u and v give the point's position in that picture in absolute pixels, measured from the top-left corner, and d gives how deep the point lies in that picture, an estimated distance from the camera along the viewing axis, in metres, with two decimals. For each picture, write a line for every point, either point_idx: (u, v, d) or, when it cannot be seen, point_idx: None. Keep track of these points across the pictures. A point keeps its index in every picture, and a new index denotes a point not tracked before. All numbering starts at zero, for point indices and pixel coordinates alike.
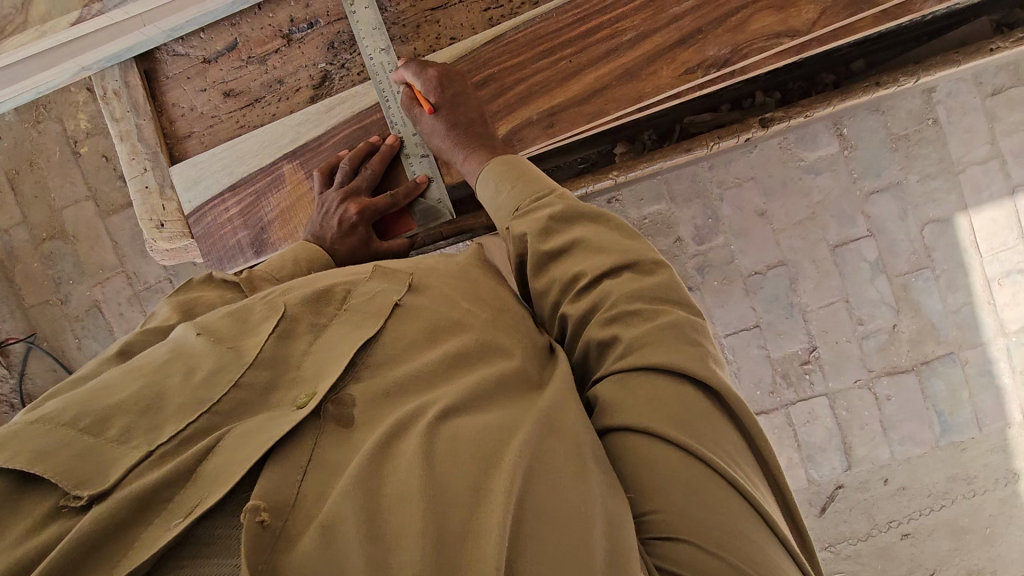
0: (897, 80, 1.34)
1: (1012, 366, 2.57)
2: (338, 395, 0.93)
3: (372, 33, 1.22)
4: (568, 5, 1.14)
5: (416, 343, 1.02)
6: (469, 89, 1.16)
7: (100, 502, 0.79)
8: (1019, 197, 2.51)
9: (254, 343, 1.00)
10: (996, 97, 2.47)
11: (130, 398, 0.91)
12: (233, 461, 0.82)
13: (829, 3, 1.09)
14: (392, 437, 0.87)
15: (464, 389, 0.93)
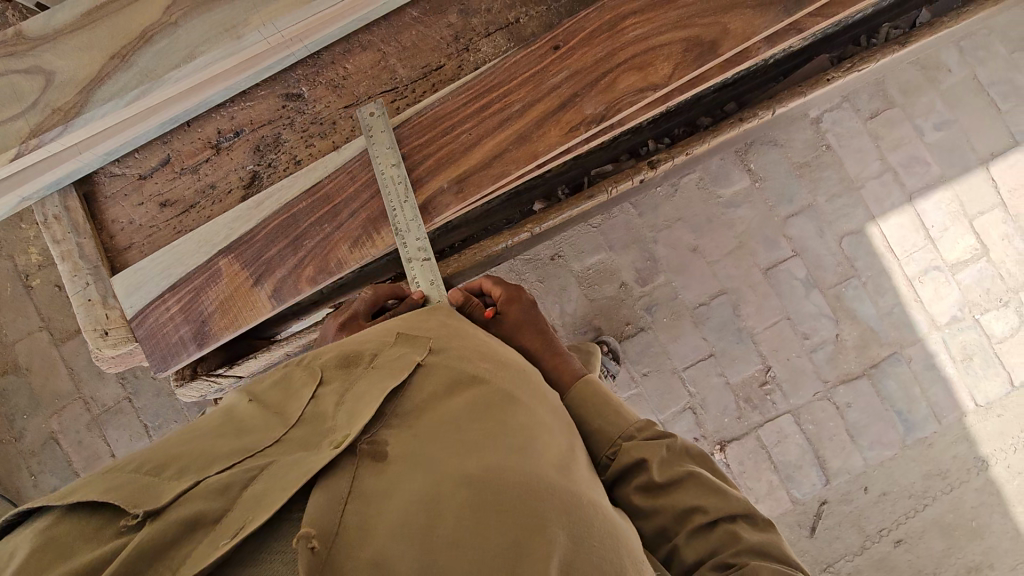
0: (756, 114, 1.50)
1: (952, 357, 2.72)
2: (373, 436, 1.00)
3: (381, 133, 1.29)
4: (462, 88, 1.30)
5: (440, 386, 1.09)
6: (385, 169, 1.29)
7: (155, 520, 0.80)
8: (917, 203, 2.76)
9: (297, 406, 1.07)
10: (875, 119, 2.77)
11: (189, 448, 0.94)
12: (279, 486, 0.86)
13: (680, 58, 1.28)
14: (431, 473, 0.93)
15: (493, 430, 1.02)
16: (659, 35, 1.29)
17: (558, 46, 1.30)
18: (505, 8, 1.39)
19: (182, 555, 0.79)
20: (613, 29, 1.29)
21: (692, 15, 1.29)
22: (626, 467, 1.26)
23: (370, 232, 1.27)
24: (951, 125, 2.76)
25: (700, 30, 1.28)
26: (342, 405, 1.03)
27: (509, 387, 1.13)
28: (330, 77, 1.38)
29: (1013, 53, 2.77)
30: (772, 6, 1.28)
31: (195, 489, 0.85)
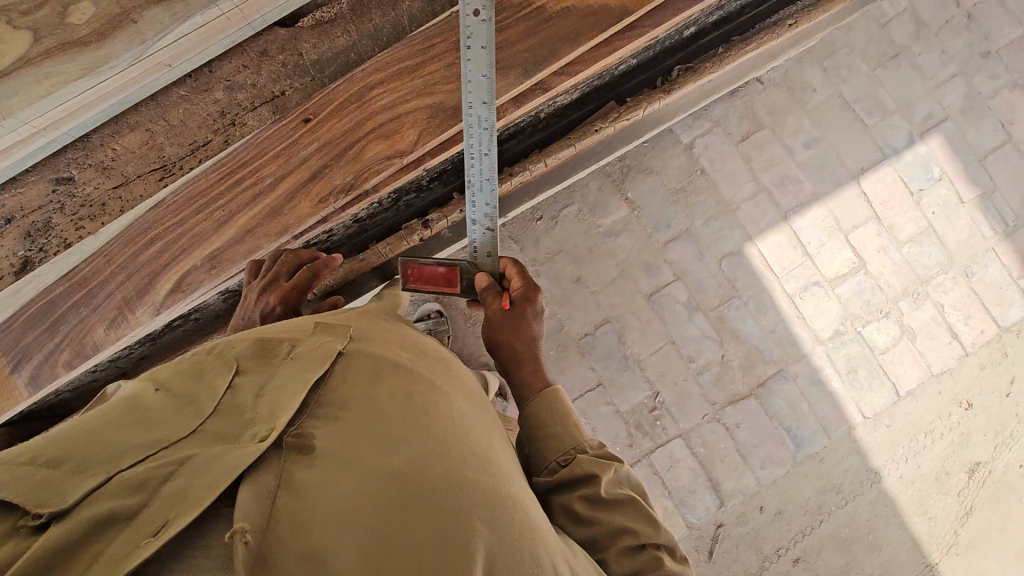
0: (527, 166, 1.57)
1: (837, 370, 2.75)
2: (298, 429, 0.93)
3: (481, 81, 1.20)
4: (216, 166, 1.32)
5: (362, 377, 1.03)
6: (138, 249, 1.30)
7: (62, 521, 0.73)
8: (793, 220, 2.81)
9: (211, 395, 1.00)
10: (746, 142, 2.82)
11: (93, 439, 0.86)
12: (202, 481, 0.80)
13: (423, 125, 1.32)
14: (355, 467, 0.88)
15: (421, 418, 0.98)
16: (405, 101, 1.32)
17: (308, 118, 1.32)
18: (270, 82, 1.43)
19: (91, 553, 0.71)
20: (361, 100, 1.32)
21: (435, 82, 1.32)
22: (569, 477, 1.19)
23: (125, 314, 1.29)
24: (820, 143, 2.81)
25: (444, 96, 1.32)
26: (262, 396, 0.97)
27: (431, 377, 1.10)
28: (99, 159, 1.41)
29: (875, 69, 2.83)
30: (512, 69, 1.32)
31: (106, 487, 0.78)
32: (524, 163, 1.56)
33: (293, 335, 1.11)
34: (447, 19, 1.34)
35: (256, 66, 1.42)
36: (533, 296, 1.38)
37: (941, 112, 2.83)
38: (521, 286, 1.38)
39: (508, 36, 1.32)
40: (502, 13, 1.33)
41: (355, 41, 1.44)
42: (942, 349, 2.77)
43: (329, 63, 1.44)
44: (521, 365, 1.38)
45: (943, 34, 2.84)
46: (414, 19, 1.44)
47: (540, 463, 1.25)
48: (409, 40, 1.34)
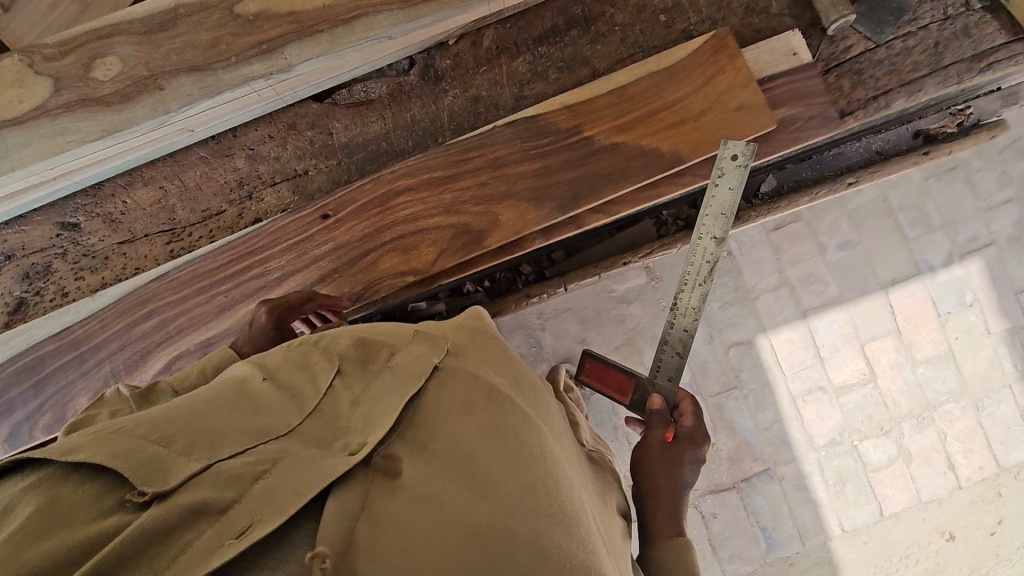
0: (546, 288, 1.57)
1: (824, 479, 2.71)
2: (388, 446, 0.76)
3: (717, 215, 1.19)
4: (224, 247, 1.28)
5: (462, 384, 0.86)
6: (133, 321, 1.27)
7: (161, 503, 0.62)
8: (811, 320, 2.72)
9: (314, 389, 0.83)
10: (780, 232, 2.72)
11: (197, 416, 0.74)
12: (296, 491, 0.65)
13: (445, 244, 1.25)
14: (440, 507, 0.71)
15: (521, 452, 0.80)
16: (429, 213, 1.26)
17: (327, 214, 1.27)
18: (294, 159, 1.35)
19: (175, 549, 0.60)
20: (385, 204, 1.26)
21: (463, 200, 1.26)
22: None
23: (110, 386, 1.25)
24: (854, 246, 2.71)
25: (471, 216, 1.25)
26: (360, 404, 0.80)
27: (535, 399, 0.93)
28: (108, 211, 1.35)
29: (927, 180, 2.70)
30: (547, 200, 1.25)
31: (206, 475, 0.66)
32: (543, 287, 1.57)
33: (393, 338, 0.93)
34: (486, 133, 1.27)
35: (283, 138, 1.35)
36: (703, 443, 1.13)
37: (986, 236, 2.71)
38: (693, 425, 1.14)
39: (549, 163, 1.25)
40: (546, 137, 1.26)
41: (389, 129, 1.36)
42: (935, 478, 2.71)
43: (359, 147, 1.36)
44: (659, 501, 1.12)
45: (1006, 154, 2.70)
46: (455, 115, 1.36)
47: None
48: (445, 147, 1.28)
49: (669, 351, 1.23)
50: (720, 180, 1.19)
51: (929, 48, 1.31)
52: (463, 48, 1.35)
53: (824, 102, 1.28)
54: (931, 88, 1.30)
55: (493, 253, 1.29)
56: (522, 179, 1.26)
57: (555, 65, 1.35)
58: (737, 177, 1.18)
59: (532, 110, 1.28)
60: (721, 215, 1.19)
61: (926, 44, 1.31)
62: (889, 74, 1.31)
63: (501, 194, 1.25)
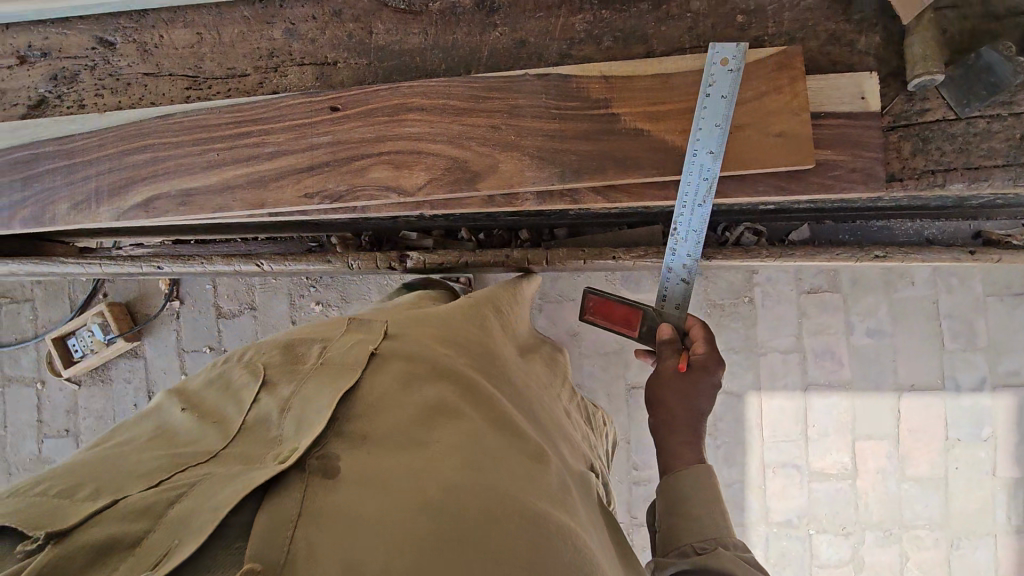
0: (529, 256, 1.47)
1: (765, 556, 2.60)
2: (324, 447, 0.77)
3: (711, 124, 1.16)
4: (231, 107, 1.28)
5: (395, 384, 0.89)
6: (129, 149, 1.30)
7: (60, 543, 0.61)
8: (811, 395, 2.58)
9: (238, 410, 0.86)
10: (811, 296, 2.57)
11: (107, 464, 0.75)
12: (207, 506, 0.66)
13: (436, 174, 1.22)
14: (386, 491, 0.72)
15: (464, 444, 0.84)
16: (433, 137, 1.22)
17: (335, 107, 1.25)
18: (328, 46, 1.35)
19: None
20: (394, 115, 1.24)
21: (470, 135, 1.22)
22: (701, 565, 1.07)
23: (91, 203, 1.31)
24: (884, 337, 2.53)
25: (471, 154, 1.21)
26: (288, 411, 0.82)
27: (481, 393, 0.97)
28: (144, 40, 1.38)
29: (987, 296, 2.49)
30: (550, 163, 1.20)
31: (111, 509, 0.65)
32: (526, 252, 1.47)
33: (328, 343, 0.99)
34: (516, 78, 1.22)
35: (324, 23, 1.34)
36: (713, 368, 1.30)
37: None
38: (707, 351, 1.31)
39: (565, 127, 1.20)
40: (572, 100, 1.20)
41: (427, 46, 1.33)
42: None
43: (393, 55, 1.34)
44: (673, 431, 1.27)
45: None
46: (495, 52, 1.31)
47: (671, 542, 1.17)
48: (471, 78, 1.23)
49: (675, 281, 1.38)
50: (710, 88, 1.17)
51: (1014, 139, 1.17)
52: None
53: (875, 158, 1.17)
54: (998, 181, 1.18)
55: (481, 199, 1.24)
56: (534, 134, 1.20)
57: (611, 33, 1.29)
58: (728, 83, 1.16)
59: (569, 69, 1.22)
60: (713, 127, 1.15)
61: (1011, 134, 1.17)
62: (957, 153, 1.19)
63: (509, 142, 1.20)
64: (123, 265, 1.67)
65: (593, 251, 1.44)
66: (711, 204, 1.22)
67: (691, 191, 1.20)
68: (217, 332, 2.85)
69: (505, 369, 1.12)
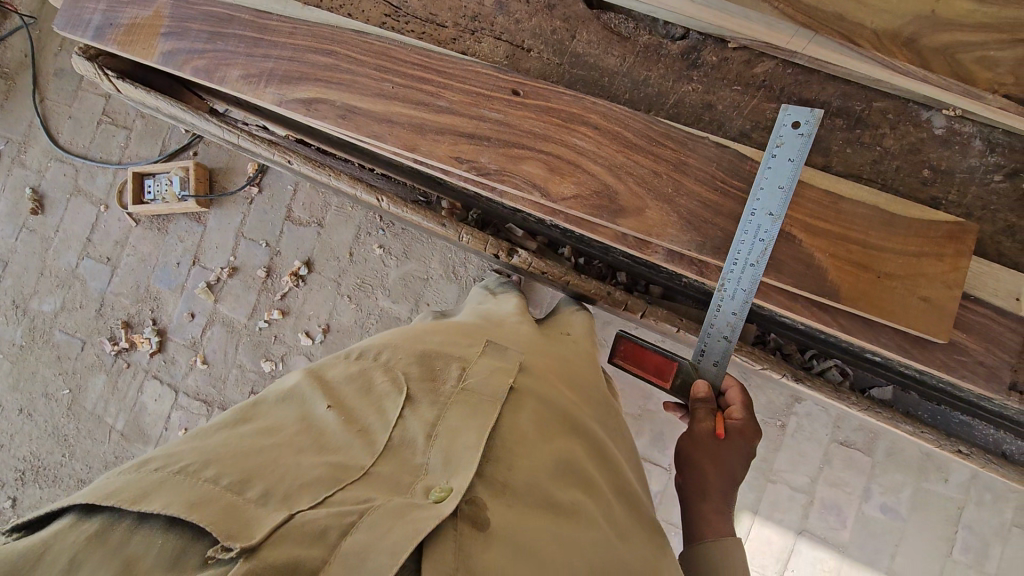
0: (626, 300, 1.46)
1: None
2: (472, 493, 0.74)
3: (776, 185, 1.16)
4: (421, 51, 1.31)
5: (534, 434, 0.88)
6: (315, 48, 1.34)
7: (249, 559, 0.59)
8: (801, 542, 2.51)
9: (385, 422, 0.83)
10: (841, 448, 2.51)
11: (265, 458, 0.73)
12: (386, 544, 0.61)
13: (582, 191, 1.22)
14: (541, 562, 0.71)
15: (593, 523, 0.84)
16: (596, 158, 1.23)
17: (517, 92, 1.27)
18: (529, 33, 1.37)
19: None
20: (567, 122, 1.24)
21: (632, 171, 1.22)
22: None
23: (259, 81, 1.35)
24: (896, 518, 2.45)
25: (624, 187, 1.22)
26: (438, 439, 0.80)
27: (605, 461, 0.98)
28: None
29: (1014, 525, 2.39)
30: (694, 229, 1.19)
31: (291, 528, 0.62)
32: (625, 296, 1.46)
33: (466, 361, 0.98)
34: (695, 138, 1.22)
35: (535, 11, 1.37)
36: (750, 436, 1.24)
37: None
38: (742, 415, 1.25)
39: (725, 203, 1.19)
40: (740, 181, 1.20)
41: (620, 71, 1.34)
42: None
43: (584, 66, 1.35)
44: (703, 498, 1.20)
45: None
46: (680, 104, 1.31)
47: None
48: (652, 119, 1.24)
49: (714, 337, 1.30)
50: (778, 151, 1.17)
51: None
52: (736, 57, 1.30)
53: (1005, 360, 1.14)
54: None
55: (614, 234, 1.25)
56: (692, 198, 1.20)
57: None
58: (799, 147, 1.15)
59: (747, 151, 1.22)
60: (777, 189, 1.15)
61: None
62: None
63: (665, 194, 1.21)
64: (258, 146, 1.70)
65: (689, 322, 1.41)
66: (765, 265, 1.16)
67: (745, 250, 1.17)
68: (279, 233, 2.91)
69: (619, 440, 1.12)
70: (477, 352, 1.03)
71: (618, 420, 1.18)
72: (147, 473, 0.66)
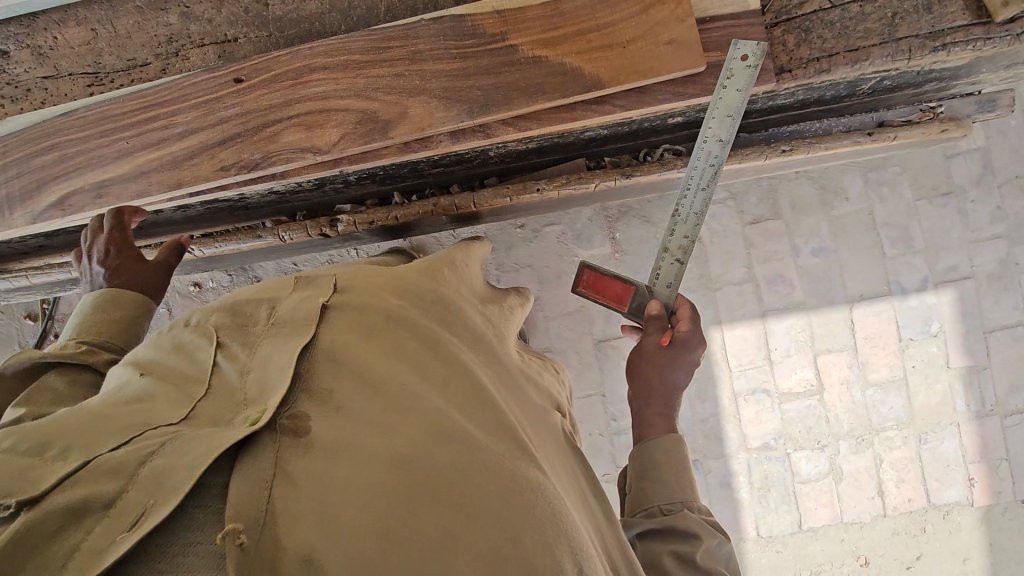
0: (456, 201, 1.51)
1: (750, 482, 2.68)
2: (292, 408, 0.90)
3: (725, 117, 1.27)
4: (134, 96, 1.28)
5: (356, 344, 1.02)
6: (36, 150, 1.29)
7: (31, 509, 0.70)
8: (769, 321, 2.67)
9: (202, 376, 0.98)
10: (755, 226, 2.65)
11: (72, 424, 0.85)
12: (185, 464, 0.77)
13: (347, 129, 1.24)
14: (353, 447, 0.87)
15: (418, 391, 0.98)
16: (340, 91, 1.24)
17: (239, 78, 1.25)
18: (226, 24, 1.35)
19: (66, 547, 0.69)
20: (297, 78, 1.25)
21: (377, 86, 1.24)
22: (670, 527, 1.27)
23: (5, 209, 1.29)
24: (830, 254, 2.64)
25: (379, 103, 1.23)
26: (251, 373, 0.95)
27: (441, 335, 1.11)
28: (38, 43, 1.36)
29: (918, 200, 2.61)
30: (456, 102, 1.23)
31: (86, 470, 0.75)
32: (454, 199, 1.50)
33: (275, 298, 1.12)
34: (411, 25, 1.24)
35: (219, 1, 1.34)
36: (693, 347, 1.46)
37: (967, 268, 2.61)
38: (690, 329, 1.46)
39: (468, 65, 1.23)
40: (471, 39, 1.23)
41: (324, 11, 1.34)
42: (863, 502, 2.65)
43: (292, 24, 1.35)
44: (649, 404, 1.44)
45: (1006, 189, 2.59)
46: (392, 7, 1.33)
47: (639, 503, 1.34)
48: (368, 31, 1.25)
49: (667, 261, 1.55)
50: (728, 82, 1.22)
51: (886, 18, 1.24)
52: None
53: (762, 53, 1.24)
54: (878, 59, 1.25)
55: (397, 149, 1.28)
56: (439, 78, 1.23)
57: None
58: (748, 79, 1.21)
59: (462, 9, 1.25)
60: (727, 117, 1.26)
61: (882, 14, 1.24)
62: (837, 38, 1.25)
63: (416, 87, 1.23)
64: (50, 271, 1.66)
65: (518, 187, 1.49)
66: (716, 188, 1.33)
67: (697, 176, 1.34)
68: None
69: (462, 303, 1.25)
70: (295, 289, 1.16)
71: (451, 278, 1.35)
72: None
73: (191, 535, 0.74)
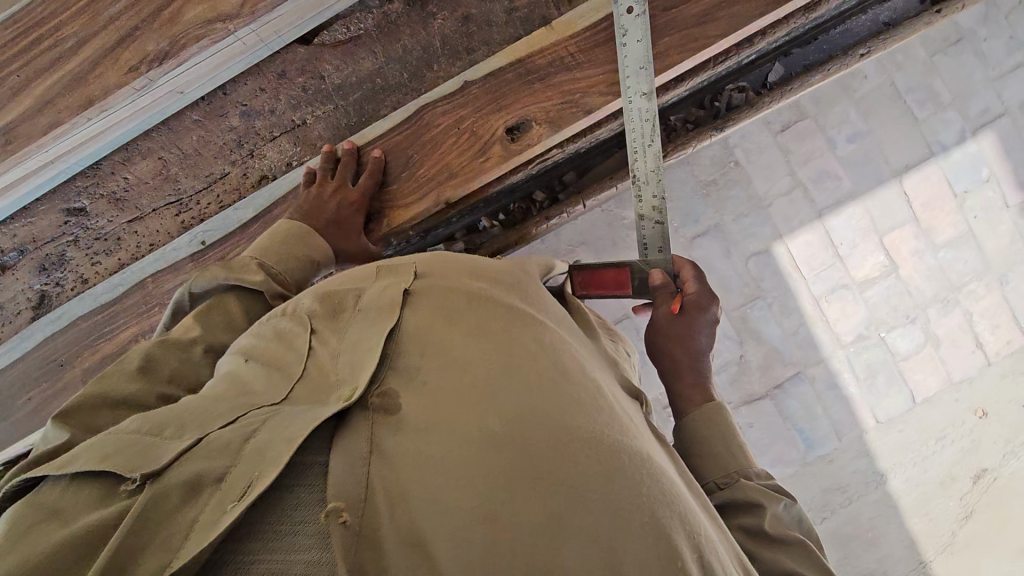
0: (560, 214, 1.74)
1: (856, 376, 2.74)
2: (381, 387, 0.98)
3: (638, 70, 1.42)
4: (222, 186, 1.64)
5: (446, 334, 1.05)
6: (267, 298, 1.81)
7: (155, 481, 0.83)
8: (828, 219, 2.69)
9: (300, 363, 1.07)
10: (785, 133, 2.65)
11: (192, 410, 0.95)
12: (282, 437, 0.87)
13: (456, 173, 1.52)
14: (454, 428, 0.91)
15: (509, 378, 0.97)
16: None
17: None
18: (291, 109, 1.61)
19: (186, 519, 0.80)
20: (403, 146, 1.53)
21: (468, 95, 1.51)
22: (735, 500, 1.26)
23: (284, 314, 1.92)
24: (865, 136, 2.65)
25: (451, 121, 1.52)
26: (341, 354, 1.05)
27: (522, 323, 1.08)
28: (110, 189, 1.66)
29: (933, 56, 2.62)
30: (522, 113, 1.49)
31: (198, 448, 0.87)
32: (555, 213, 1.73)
33: (359, 283, 1.18)
34: None
35: (274, 88, 1.60)
36: (704, 303, 1.45)
37: (998, 106, 2.65)
38: (697, 289, 1.45)
39: (517, 89, 1.49)
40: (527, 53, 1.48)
41: (381, 64, 1.58)
42: (965, 358, 2.73)
43: (353, 86, 1.59)
44: (681, 375, 1.44)
45: (1013, 18, 2.60)
46: (445, 37, 1.56)
47: (695, 482, 1.34)
48: None
49: (648, 225, 1.52)
50: (627, 38, 1.42)
51: None
52: None
53: None
54: None
55: (503, 144, 1.50)
56: (502, 100, 1.50)
57: None
58: (641, 28, 1.41)
59: None
60: (640, 71, 1.42)
61: None
62: None
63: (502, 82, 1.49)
64: None
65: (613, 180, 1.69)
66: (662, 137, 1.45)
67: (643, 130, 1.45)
68: None
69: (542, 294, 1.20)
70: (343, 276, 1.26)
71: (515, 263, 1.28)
72: (100, 438, 0.93)
73: (297, 510, 0.83)
